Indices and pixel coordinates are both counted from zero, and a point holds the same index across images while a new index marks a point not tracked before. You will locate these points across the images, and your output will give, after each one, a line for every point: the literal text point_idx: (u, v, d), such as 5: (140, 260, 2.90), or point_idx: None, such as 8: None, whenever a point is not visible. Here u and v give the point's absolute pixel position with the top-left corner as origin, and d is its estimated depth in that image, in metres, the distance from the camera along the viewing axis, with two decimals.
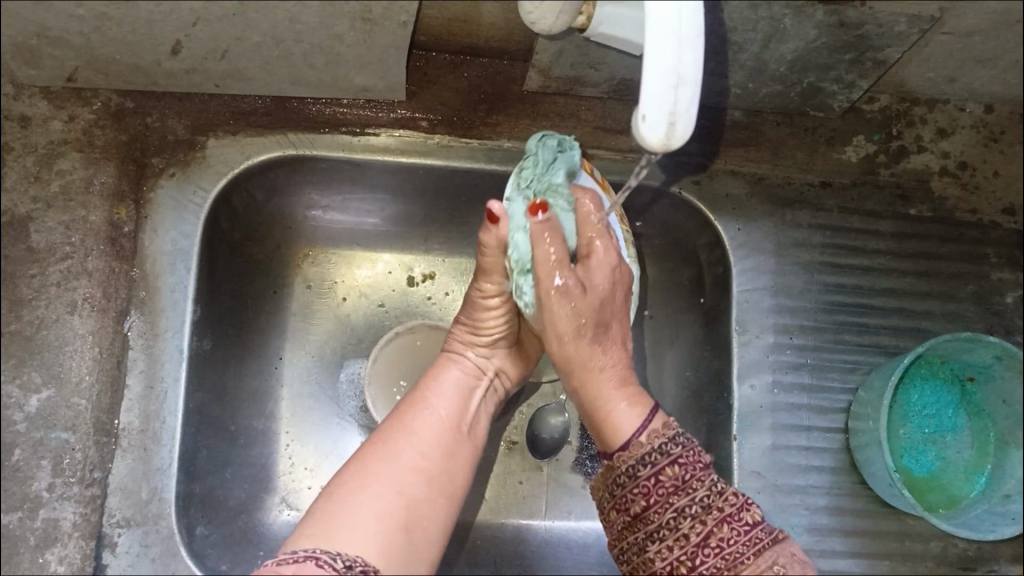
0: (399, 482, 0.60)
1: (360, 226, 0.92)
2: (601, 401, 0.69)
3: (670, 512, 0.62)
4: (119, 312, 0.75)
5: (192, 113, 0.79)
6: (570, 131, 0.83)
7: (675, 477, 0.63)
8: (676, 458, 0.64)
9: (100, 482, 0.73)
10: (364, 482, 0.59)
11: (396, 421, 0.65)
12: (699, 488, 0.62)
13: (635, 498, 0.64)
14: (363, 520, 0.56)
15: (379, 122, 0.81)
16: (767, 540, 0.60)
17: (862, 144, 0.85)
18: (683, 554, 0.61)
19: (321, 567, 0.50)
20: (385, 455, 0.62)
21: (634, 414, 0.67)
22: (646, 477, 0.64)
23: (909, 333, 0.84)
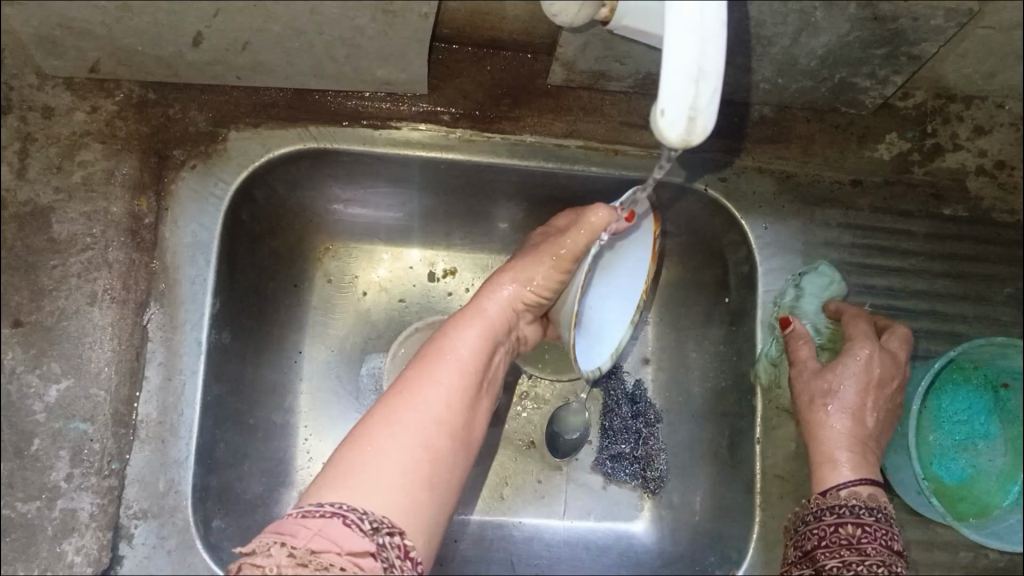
0: (425, 435, 0.59)
1: (381, 221, 0.91)
2: (823, 451, 0.70)
3: (834, 560, 0.64)
4: (139, 304, 0.75)
5: (214, 105, 0.78)
6: (594, 126, 0.82)
7: (853, 535, 0.64)
8: (865, 522, 0.64)
9: (117, 474, 0.73)
10: (392, 431, 0.57)
11: (423, 366, 0.64)
12: (871, 552, 0.63)
13: (811, 537, 0.67)
14: (390, 474, 0.55)
15: (401, 115, 0.80)
16: None
17: (895, 141, 0.82)
18: None
19: (348, 526, 0.50)
20: (415, 406, 0.60)
21: (851, 471, 0.69)
22: (828, 524, 0.66)
23: (944, 337, 0.81)
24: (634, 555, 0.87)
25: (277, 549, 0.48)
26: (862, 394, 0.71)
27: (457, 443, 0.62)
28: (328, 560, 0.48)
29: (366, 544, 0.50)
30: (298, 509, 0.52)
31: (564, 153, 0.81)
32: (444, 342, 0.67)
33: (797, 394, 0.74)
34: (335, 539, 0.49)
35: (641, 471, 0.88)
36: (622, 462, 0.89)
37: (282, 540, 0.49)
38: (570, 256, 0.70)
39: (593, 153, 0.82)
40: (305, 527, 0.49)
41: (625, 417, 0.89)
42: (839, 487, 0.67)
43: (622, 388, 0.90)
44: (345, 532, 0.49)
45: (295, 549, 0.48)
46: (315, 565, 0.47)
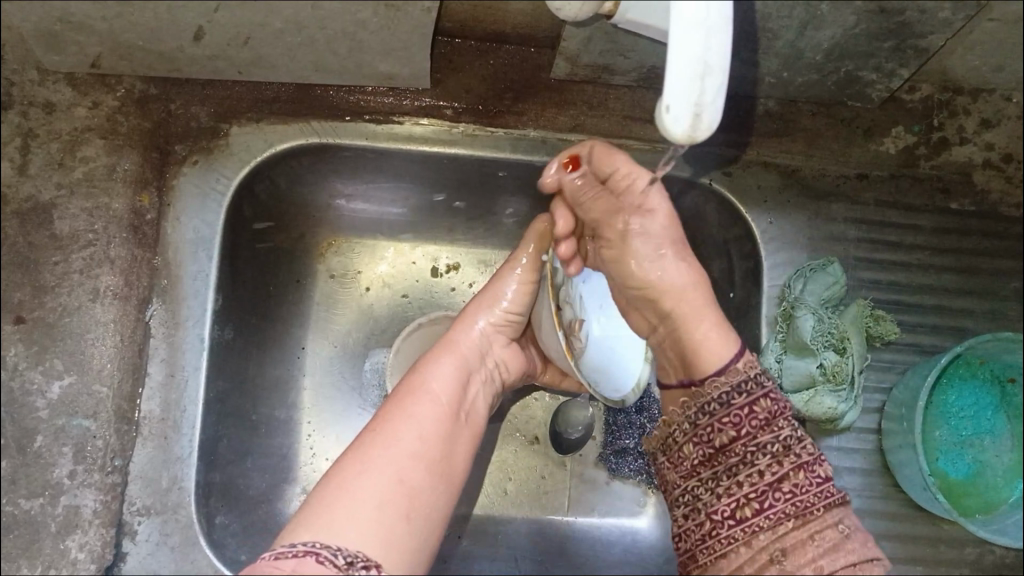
0: (400, 470, 0.57)
1: (383, 216, 0.91)
2: (692, 339, 0.62)
3: (750, 448, 0.58)
4: (142, 300, 0.75)
5: (215, 101, 0.78)
6: (598, 120, 0.81)
7: (768, 411, 0.58)
8: (773, 392, 0.59)
9: (120, 471, 0.73)
10: (363, 469, 0.56)
11: (396, 403, 0.63)
12: (785, 427, 0.58)
13: (721, 429, 0.59)
14: (362, 510, 0.53)
15: (404, 110, 0.80)
16: (839, 500, 0.57)
17: (901, 135, 0.82)
18: (752, 490, 0.57)
19: (321, 563, 0.47)
20: (387, 441, 0.58)
21: (721, 350, 0.61)
22: (740, 406, 0.58)
23: (949, 332, 0.81)
24: (639, 551, 0.87)
25: None
26: (660, 252, 0.64)
27: (437, 475, 0.59)
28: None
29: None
30: (271, 552, 0.49)
31: (567, 147, 0.81)
32: (416, 378, 0.65)
33: (620, 271, 0.65)
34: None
35: (646, 466, 0.88)
36: (627, 457, 0.89)
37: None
38: (534, 266, 0.72)
39: None
40: (278, 568, 0.47)
41: (627, 412, 0.89)
42: (724, 366, 0.60)
43: None
44: (320, 568, 0.47)
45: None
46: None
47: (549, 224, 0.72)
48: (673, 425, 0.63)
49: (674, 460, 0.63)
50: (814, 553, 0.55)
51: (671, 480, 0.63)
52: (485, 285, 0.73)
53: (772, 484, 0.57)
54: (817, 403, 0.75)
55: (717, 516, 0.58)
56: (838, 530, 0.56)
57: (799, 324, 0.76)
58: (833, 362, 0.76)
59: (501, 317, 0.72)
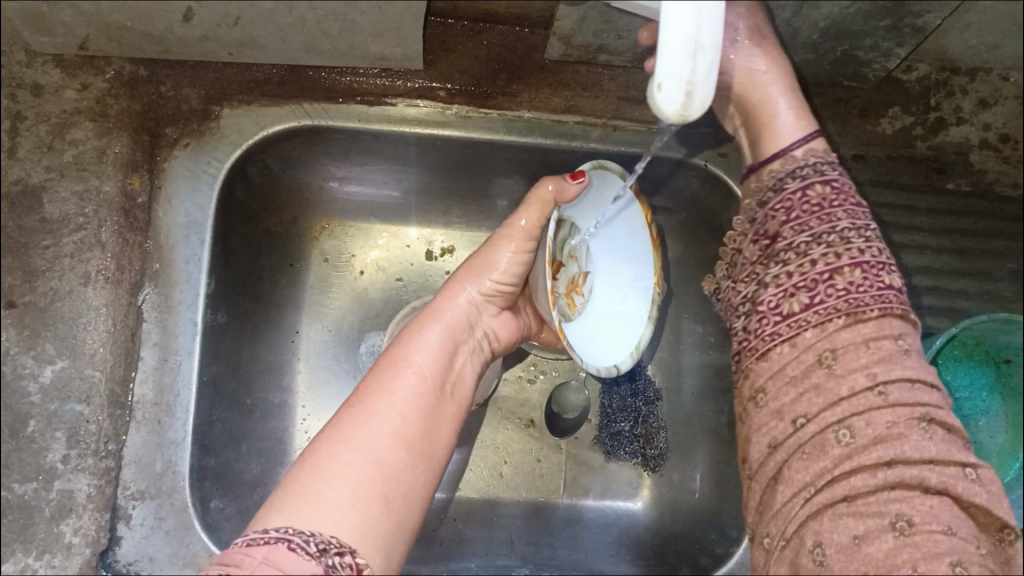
0: (377, 450, 0.56)
1: (377, 199, 0.90)
2: (761, 115, 0.63)
3: (802, 236, 0.54)
4: (133, 284, 0.75)
5: (206, 83, 0.77)
6: (592, 101, 0.81)
7: (821, 196, 0.54)
8: (831, 178, 0.56)
9: (114, 455, 0.73)
10: (338, 448, 0.55)
11: (375, 379, 0.62)
12: (841, 216, 0.53)
13: (772, 215, 0.56)
14: (337, 491, 0.52)
15: (397, 91, 0.79)
16: (898, 305, 0.51)
17: (898, 115, 0.81)
18: (802, 281, 0.52)
19: (294, 551, 0.46)
20: (364, 419, 0.57)
21: (794, 122, 0.61)
22: (791, 191, 0.56)
23: (944, 314, 0.81)
24: (635, 533, 0.87)
25: None
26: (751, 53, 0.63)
27: (416, 453, 0.58)
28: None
29: (314, 567, 0.45)
30: (240, 540, 0.47)
31: (562, 129, 0.80)
32: (398, 352, 0.65)
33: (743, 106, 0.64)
34: (280, 563, 0.44)
35: (641, 448, 0.89)
36: (622, 440, 0.89)
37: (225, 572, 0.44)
38: (531, 231, 0.70)
39: (590, 129, 0.81)
40: (249, 556, 0.45)
41: (623, 396, 0.89)
42: (783, 152, 0.59)
43: None
44: (293, 557, 0.45)
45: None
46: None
47: (558, 190, 0.69)
48: (737, 242, 0.60)
49: (740, 278, 0.59)
50: (864, 360, 0.49)
51: (734, 280, 0.60)
52: (475, 254, 0.72)
53: (824, 279, 0.52)
54: None
55: (761, 312, 0.54)
56: (897, 342, 0.49)
57: None
58: None
59: (491, 287, 0.71)
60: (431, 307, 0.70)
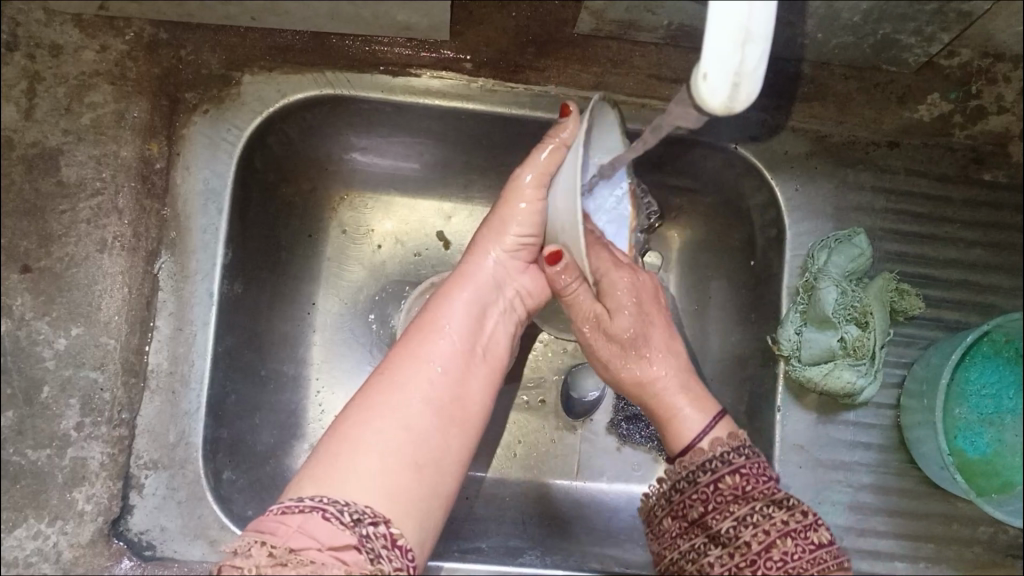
0: (408, 417, 0.57)
1: (397, 170, 0.89)
2: (668, 406, 0.68)
3: (729, 521, 0.59)
4: (149, 253, 0.73)
5: (227, 47, 0.75)
6: (622, 79, 0.78)
7: (736, 484, 0.61)
8: (738, 466, 0.61)
9: (127, 424, 0.72)
10: (370, 416, 0.56)
11: (401, 349, 0.62)
12: (759, 498, 0.59)
13: (694, 503, 0.62)
14: (370, 456, 0.54)
15: (422, 62, 0.77)
16: (834, 563, 0.57)
17: (937, 102, 0.78)
18: (743, 562, 0.58)
19: (329, 521, 0.49)
20: (392, 387, 0.59)
21: (696, 418, 0.67)
22: (707, 482, 0.62)
23: (974, 308, 0.78)
24: None
25: (257, 548, 0.48)
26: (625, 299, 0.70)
27: (447, 419, 0.60)
28: (309, 555, 0.47)
29: (349, 538, 0.49)
30: (278, 505, 0.51)
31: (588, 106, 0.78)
32: (427, 322, 0.65)
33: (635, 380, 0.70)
34: (314, 533, 0.48)
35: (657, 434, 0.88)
36: (638, 423, 0.88)
37: (262, 539, 0.49)
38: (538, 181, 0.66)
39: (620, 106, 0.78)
40: (284, 525, 0.49)
41: None
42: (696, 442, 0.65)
43: None
44: (327, 527, 0.49)
45: (274, 548, 0.47)
46: (296, 562, 0.47)
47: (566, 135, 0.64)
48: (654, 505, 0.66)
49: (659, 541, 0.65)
50: None
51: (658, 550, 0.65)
52: (495, 211, 0.69)
53: (760, 552, 0.57)
54: (835, 377, 0.73)
55: None
56: None
57: (822, 295, 0.74)
58: (855, 336, 0.74)
59: (513, 245, 0.70)
60: (459, 267, 0.71)
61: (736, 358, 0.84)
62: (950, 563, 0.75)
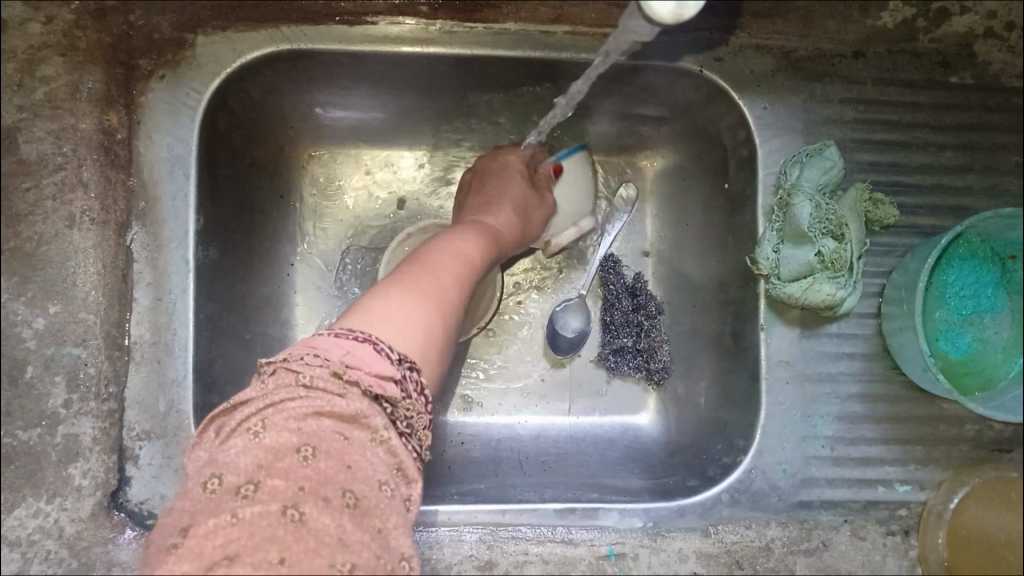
0: (446, 304, 0.57)
1: (363, 123, 0.88)
2: None
3: None
4: (120, 224, 0.73)
5: (175, 9, 0.72)
6: (582, 10, 0.76)
7: None
8: None
9: (116, 397, 0.71)
10: (417, 292, 0.55)
11: (433, 252, 0.61)
12: None
13: None
14: (412, 317, 0.53)
15: (377, 10, 0.75)
16: None
17: (898, 8, 0.77)
18: None
19: (379, 353, 0.48)
20: (434, 273, 0.58)
21: None
22: None
23: (950, 212, 0.78)
24: (642, 445, 0.87)
25: (310, 358, 0.46)
26: None
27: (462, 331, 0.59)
28: (357, 377, 0.46)
29: (391, 372, 0.48)
30: (331, 330, 0.49)
31: (550, 40, 0.77)
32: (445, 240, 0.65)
33: None
34: (366, 359, 0.47)
35: (645, 363, 0.88)
36: (625, 355, 0.89)
37: (315, 351, 0.47)
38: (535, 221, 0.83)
39: (581, 39, 0.77)
40: (336, 345, 0.47)
41: (625, 310, 0.89)
42: None
43: (620, 281, 0.90)
44: (378, 357, 0.47)
45: (329, 362, 0.46)
46: (344, 382, 0.46)
47: None
48: None
49: None
50: None
51: None
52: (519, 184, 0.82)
53: None
54: (814, 291, 0.73)
55: None
56: None
57: (796, 211, 0.74)
58: (831, 249, 0.74)
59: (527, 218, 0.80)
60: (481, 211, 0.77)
61: (717, 281, 0.84)
62: (939, 463, 0.76)
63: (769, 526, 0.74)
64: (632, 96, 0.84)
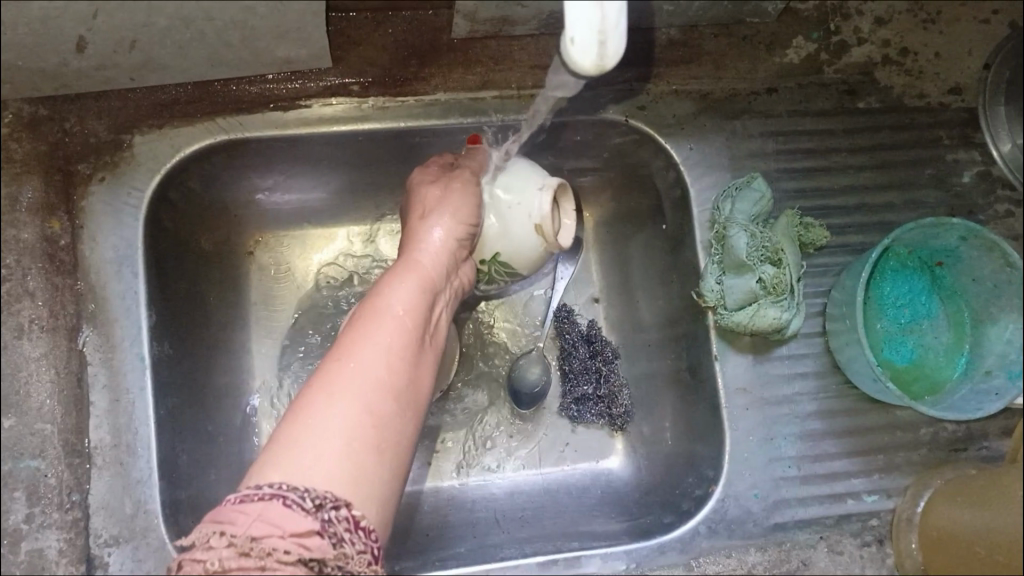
0: (370, 391, 0.54)
1: (307, 204, 0.90)
2: None
3: None
4: (70, 329, 0.72)
5: (111, 112, 0.75)
6: (506, 74, 0.80)
7: None
8: None
9: (80, 505, 0.70)
10: (331, 402, 0.52)
11: (354, 334, 0.58)
12: None
13: None
14: (327, 441, 0.50)
15: (309, 92, 0.78)
16: None
17: (802, 44, 0.83)
18: None
19: (290, 508, 0.46)
20: (351, 362, 0.55)
21: None
22: None
23: (875, 228, 0.83)
24: (615, 489, 0.88)
25: (218, 539, 0.46)
26: None
27: (405, 398, 0.57)
28: (271, 545, 0.45)
29: (311, 523, 0.46)
30: (237, 492, 0.48)
31: (480, 105, 0.80)
32: (374, 302, 0.61)
33: None
34: (274, 521, 0.46)
35: (606, 409, 0.89)
36: (586, 403, 0.89)
37: (221, 529, 0.46)
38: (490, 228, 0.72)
39: (509, 102, 0.80)
40: (244, 513, 0.47)
41: (581, 359, 0.90)
42: None
43: (575, 330, 0.91)
44: (289, 514, 0.46)
45: (235, 538, 0.46)
46: (258, 552, 0.45)
47: None
48: None
49: None
50: None
51: None
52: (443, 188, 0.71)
53: None
54: (760, 317, 0.76)
55: None
56: None
57: (733, 242, 0.77)
58: (771, 275, 0.76)
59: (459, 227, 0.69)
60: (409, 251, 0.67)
61: (668, 319, 0.86)
62: (901, 469, 0.79)
63: (748, 552, 0.75)
64: (564, 150, 0.87)
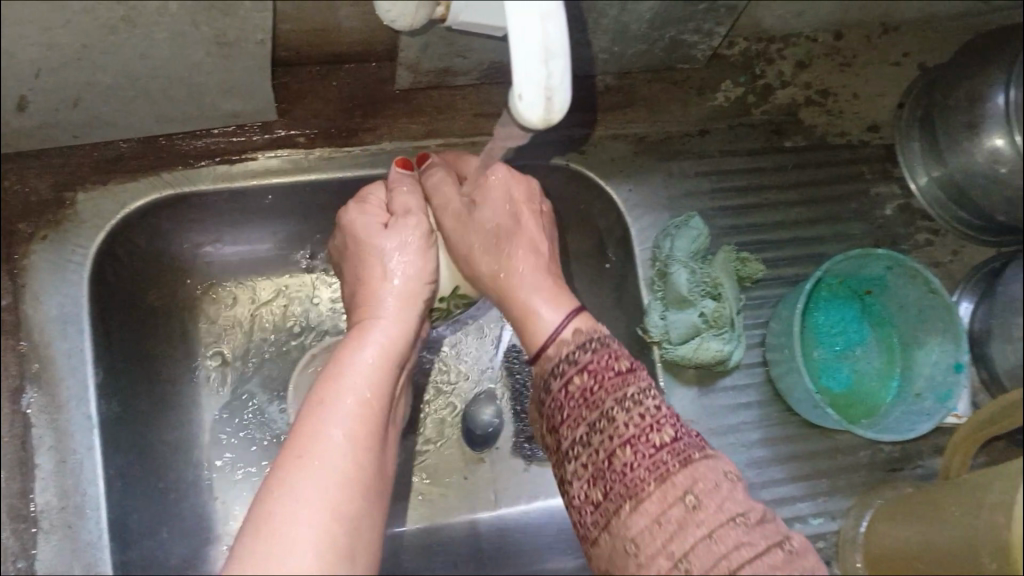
0: (336, 485, 0.51)
1: (255, 253, 0.90)
2: None
3: None
4: (13, 390, 0.71)
5: (52, 170, 0.75)
6: (449, 123, 0.82)
7: None
8: None
9: (25, 572, 0.69)
10: (299, 502, 0.49)
11: (312, 422, 0.55)
12: None
13: None
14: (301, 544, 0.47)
15: (255, 145, 0.79)
16: None
17: (730, 88, 0.87)
18: None
19: None
20: (315, 456, 0.52)
21: None
22: None
23: (807, 260, 0.87)
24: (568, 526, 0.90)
25: None
26: None
27: (371, 489, 0.54)
28: None
29: None
30: None
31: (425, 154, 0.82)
32: (328, 386, 0.58)
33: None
34: None
35: None
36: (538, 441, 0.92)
37: None
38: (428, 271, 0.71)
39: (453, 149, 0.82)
40: None
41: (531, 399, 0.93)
42: None
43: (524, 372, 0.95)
44: None
45: None
46: None
47: None
48: None
49: None
50: None
51: None
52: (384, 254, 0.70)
53: None
54: (704, 349, 0.79)
55: None
56: None
57: (674, 278, 0.81)
58: (712, 309, 0.80)
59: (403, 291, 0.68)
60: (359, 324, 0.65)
61: None
62: (844, 491, 0.82)
63: None
64: None
